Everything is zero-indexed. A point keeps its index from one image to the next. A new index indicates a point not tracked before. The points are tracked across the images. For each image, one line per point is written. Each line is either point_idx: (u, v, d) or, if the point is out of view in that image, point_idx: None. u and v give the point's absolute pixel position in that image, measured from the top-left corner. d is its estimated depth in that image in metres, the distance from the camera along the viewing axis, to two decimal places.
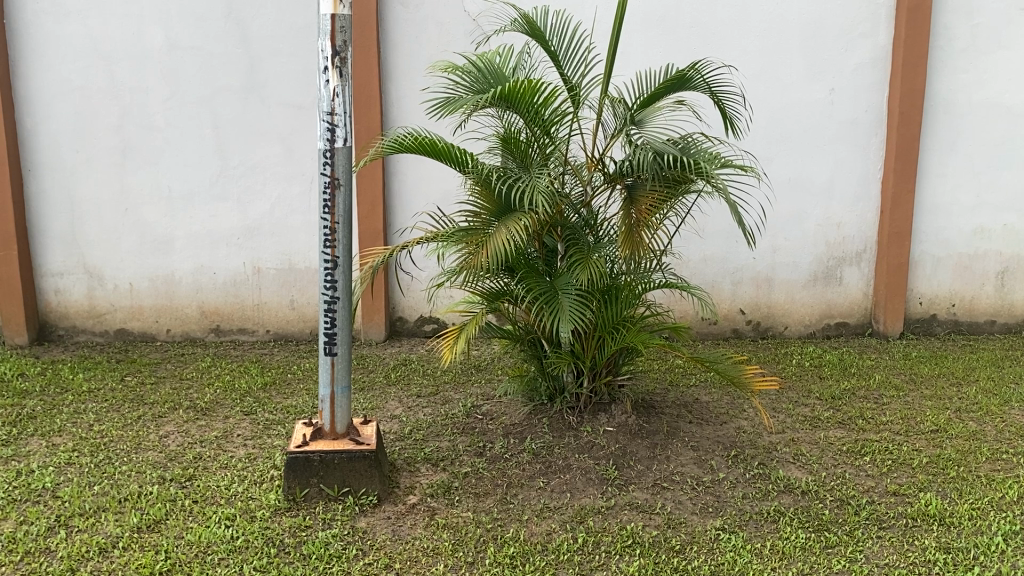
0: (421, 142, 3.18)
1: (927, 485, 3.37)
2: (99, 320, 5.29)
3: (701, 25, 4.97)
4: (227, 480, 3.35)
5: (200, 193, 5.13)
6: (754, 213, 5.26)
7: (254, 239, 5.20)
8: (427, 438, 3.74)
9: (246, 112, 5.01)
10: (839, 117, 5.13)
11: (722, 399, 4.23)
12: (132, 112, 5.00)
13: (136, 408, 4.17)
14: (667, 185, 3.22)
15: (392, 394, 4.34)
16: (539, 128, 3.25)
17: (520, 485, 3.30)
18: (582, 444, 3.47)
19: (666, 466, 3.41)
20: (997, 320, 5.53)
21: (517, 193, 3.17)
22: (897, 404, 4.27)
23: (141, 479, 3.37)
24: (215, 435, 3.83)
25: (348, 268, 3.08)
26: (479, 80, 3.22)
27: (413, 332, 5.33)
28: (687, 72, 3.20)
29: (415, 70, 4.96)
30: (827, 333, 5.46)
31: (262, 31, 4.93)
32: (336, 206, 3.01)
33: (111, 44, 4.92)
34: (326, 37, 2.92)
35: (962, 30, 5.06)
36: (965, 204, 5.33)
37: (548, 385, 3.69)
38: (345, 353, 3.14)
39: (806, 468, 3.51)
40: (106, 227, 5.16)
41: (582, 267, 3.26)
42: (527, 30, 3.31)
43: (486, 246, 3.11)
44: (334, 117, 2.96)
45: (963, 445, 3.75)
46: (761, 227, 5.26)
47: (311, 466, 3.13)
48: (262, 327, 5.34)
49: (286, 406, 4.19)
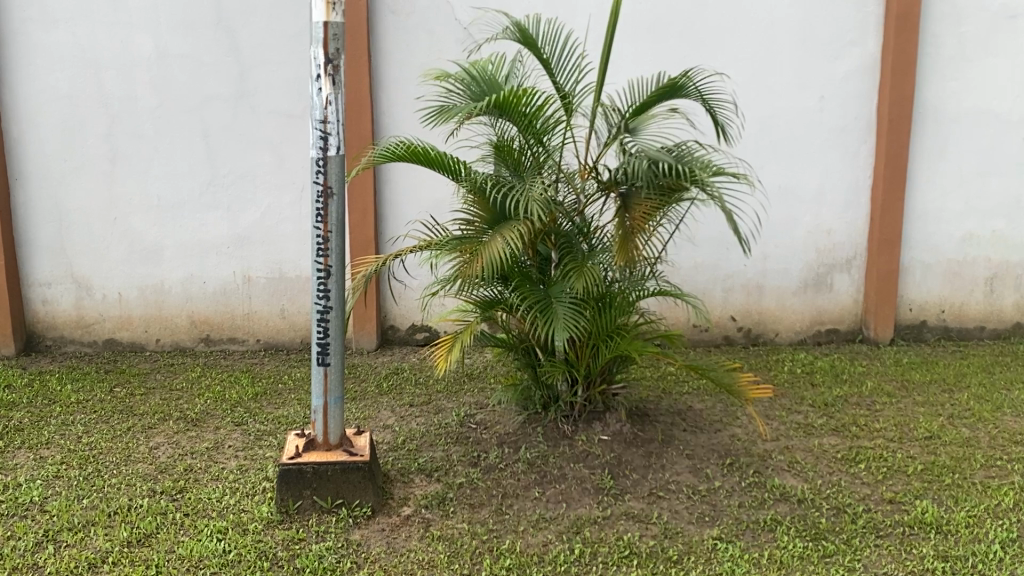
0: (414, 152, 3.19)
1: (922, 493, 3.37)
2: (87, 330, 5.23)
3: (691, 32, 4.98)
4: (218, 492, 3.31)
5: (190, 202, 5.09)
6: (748, 220, 5.28)
7: (244, 247, 5.17)
8: (421, 449, 3.70)
9: (236, 120, 4.98)
10: (829, 124, 5.14)
11: (715, 407, 4.22)
12: (121, 120, 4.96)
13: (125, 419, 4.12)
14: (662, 193, 3.21)
15: (384, 404, 4.31)
16: (532, 136, 3.24)
17: (515, 495, 3.27)
18: (577, 453, 3.45)
19: (662, 475, 3.39)
20: (987, 326, 5.55)
21: (511, 202, 3.16)
22: (890, 410, 4.28)
23: (131, 492, 3.32)
24: (206, 446, 3.79)
25: (341, 277, 3.06)
26: (472, 88, 3.21)
27: (404, 341, 5.29)
28: (678, 80, 3.20)
29: (405, 78, 4.94)
30: (818, 339, 5.46)
31: (252, 38, 4.90)
32: (328, 216, 2.99)
33: (99, 53, 4.88)
34: (319, 45, 2.90)
35: (951, 38, 5.09)
36: (955, 210, 5.35)
37: (542, 395, 3.67)
38: (339, 363, 3.11)
39: (801, 476, 3.50)
40: (94, 236, 5.11)
41: (577, 275, 3.25)
42: (519, 38, 3.31)
43: (480, 255, 3.09)
44: (326, 126, 2.94)
45: (957, 452, 3.76)
46: (755, 235, 5.29)
47: (303, 478, 3.10)
48: (252, 337, 5.30)
49: (277, 416, 4.15)
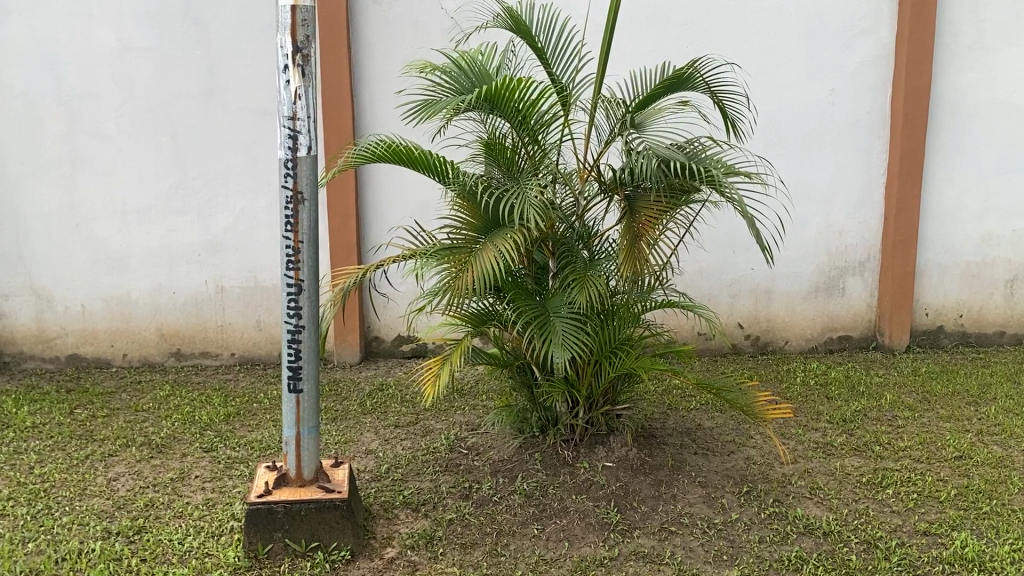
0: (395, 151, 2.87)
1: (959, 523, 3.06)
2: (48, 345, 4.87)
3: (693, 22, 4.66)
4: (180, 533, 2.96)
5: (157, 207, 4.74)
6: (770, 226, 5.00)
7: (217, 254, 4.82)
8: (406, 479, 3.37)
9: (207, 119, 4.63)
10: (840, 119, 4.84)
11: (726, 425, 3.91)
12: (82, 120, 4.61)
13: (83, 446, 3.77)
14: (672, 195, 2.88)
15: (367, 425, 3.98)
16: (526, 134, 2.92)
17: (511, 533, 2.95)
18: (580, 483, 3.13)
19: (673, 506, 3.07)
20: (1006, 330, 5.26)
21: (505, 206, 2.84)
22: (914, 427, 3.97)
23: (83, 534, 2.97)
24: (170, 477, 3.44)
25: (314, 294, 2.73)
26: (460, 80, 2.87)
27: (390, 353, 4.96)
28: (687, 70, 2.88)
29: (388, 71, 4.60)
30: (830, 347, 5.16)
31: (223, 30, 4.55)
32: (299, 224, 2.65)
33: (57, 46, 4.52)
34: (286, 32, 2.57)
35: (968, 26, 4.79)
36: (973, 209, 5.05)
37: (539, 417, 3.34)
38: (312, 390, 2.78)
39: (825, 504, 3.19)
40: (55, 244, 4.75)
41: (579, 288, 2.93)
42: (511, 26, 2.99)
43: (471, 266, 2.76)
44: (295, 122, 2.60)
45: (992, 474, 3.45)
46: (779, 239, 4.96)
47: (274, 519, 2.75)
48: (226, 351, 4.96)
49: (251, 441, 3.81)
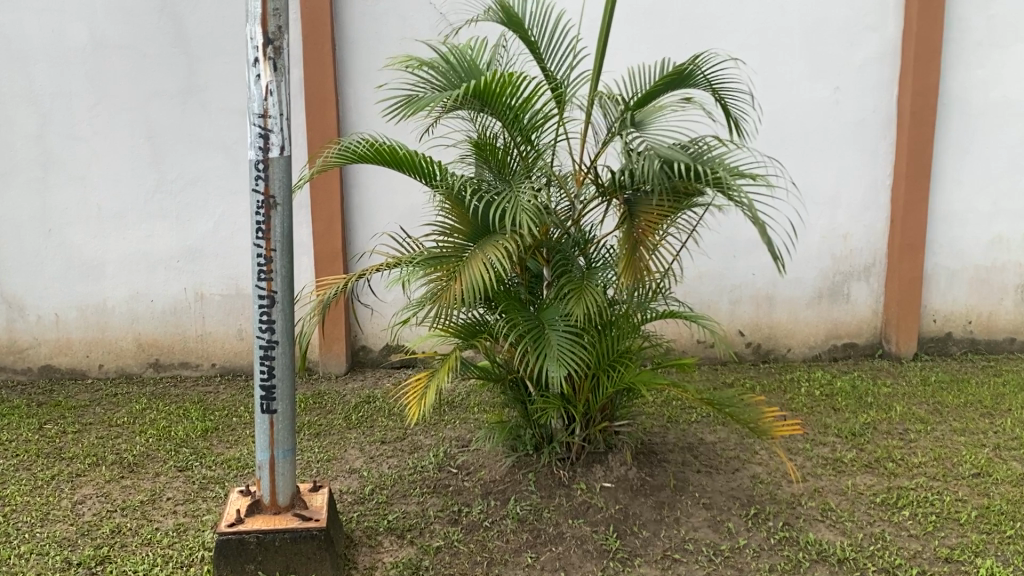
0: (378, 150, 2.66)
1: (982, 548, 2.86)
2: (20, 356, 4.66)
3: (692, 18, 4.47)
4: (147, 563, 2.75)
5: (134, 211, 4.52)
6: (782, 232, 4.85)
7: (196, 261, 4.60)
8: (391, 502, 3.16)
9: (185, 119, 4.42)
10: (845, 118, 4.65)
11: (729, 439, 3.72)
12: (53, 120, 4.39)
13: (49, 465, 3.55)
14: (675, 199, 2.66)
15: (351, 441, 3.78)
16: (520, 134, 2.71)
17: (503, 562, 2.74)
18: (576, 506, 2.93)
19: (676, 531, 2.87)
20: (1017, 337, 5.07)
21: (496, 211, 2.62)
22: (926, 441, 3.77)
23: (41, 565, 2.76)
24: (140, 500, 3.22)
25: (288, 306, 2.52)
26: (447, 75, 2.67)
27: (378, 362, 4.76)
28: (688, 67, 2.69)
29: (373, 69, 4.40)
30: (834, 355, 4.96)
31: (202, 26, 4.34)
32: (271, 230, 2.45)
33: (27, 44, 4.31)
34: (256, 23, 2.36)
35: (978, 22, 4.60)
36: (982, 211, 4.87)
37: (534, 434, 3.13)
38: (287, 409, 2.57)
39: (838, 528, 2.99)
40: (26, 251, 4.54)
41: (575, 299, 2.73)
42: (502, 19, 2.79)
43: (460, 277, 2.55)
44: (266, 121, 2.40)
45: (1013, 493, 3.25)
46: (791, 245, 4.81)
47: (246, 550, 2.54)
48: (207, 361, 4.74)
49: (228, 459, 3.59)
